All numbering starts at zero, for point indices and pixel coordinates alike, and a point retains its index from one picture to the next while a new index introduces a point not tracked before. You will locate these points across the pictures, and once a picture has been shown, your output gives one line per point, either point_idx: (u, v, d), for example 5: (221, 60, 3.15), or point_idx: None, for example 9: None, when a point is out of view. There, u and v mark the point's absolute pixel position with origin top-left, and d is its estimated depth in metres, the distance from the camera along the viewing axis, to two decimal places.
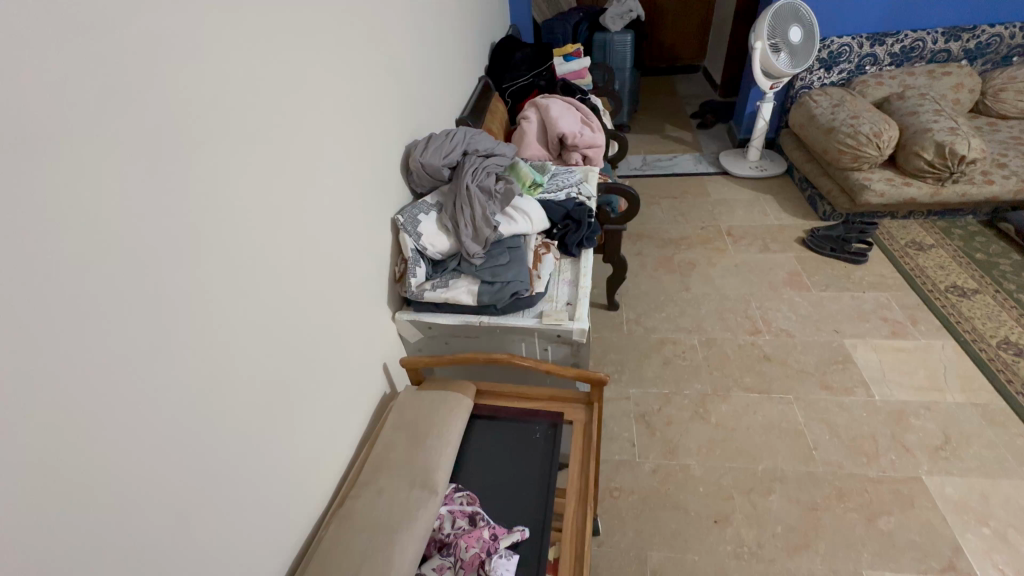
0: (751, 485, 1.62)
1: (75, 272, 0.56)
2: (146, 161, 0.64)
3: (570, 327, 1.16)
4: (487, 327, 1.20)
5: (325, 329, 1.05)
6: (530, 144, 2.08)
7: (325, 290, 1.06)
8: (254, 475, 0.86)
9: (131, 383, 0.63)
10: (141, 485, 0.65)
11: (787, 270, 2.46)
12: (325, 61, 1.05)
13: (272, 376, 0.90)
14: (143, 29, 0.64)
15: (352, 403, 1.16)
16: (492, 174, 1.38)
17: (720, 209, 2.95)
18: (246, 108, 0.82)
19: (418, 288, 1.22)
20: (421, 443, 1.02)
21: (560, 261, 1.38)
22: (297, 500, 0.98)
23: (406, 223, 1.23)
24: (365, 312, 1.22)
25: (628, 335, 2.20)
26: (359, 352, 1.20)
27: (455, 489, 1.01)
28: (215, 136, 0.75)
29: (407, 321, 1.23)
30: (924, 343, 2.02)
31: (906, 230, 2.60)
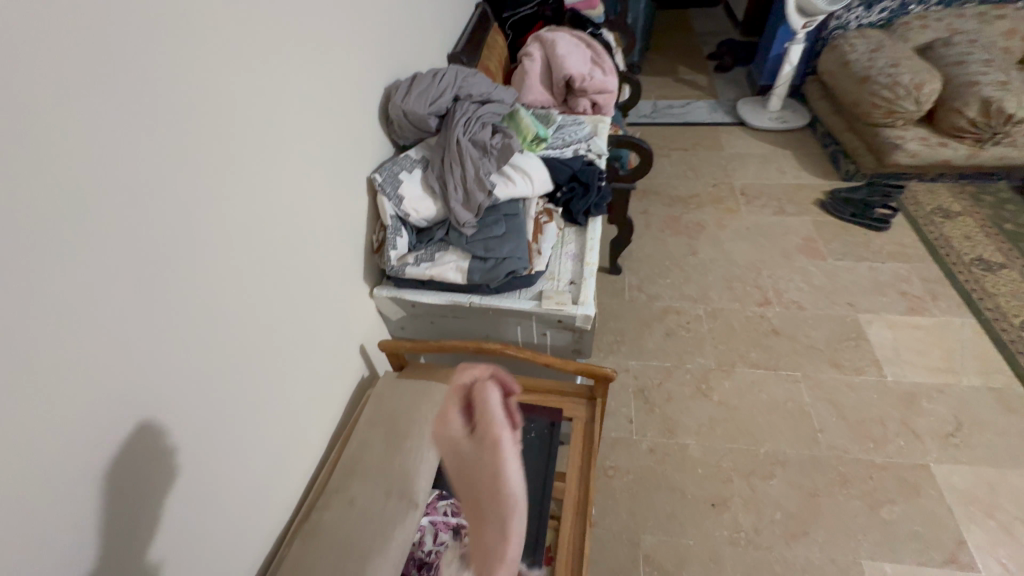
0: (751, 468, 1.55)
1: None
2: (71, 131, 0.51)
3: (574, 311, 1.01)
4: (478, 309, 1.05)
5: (292, 310, 0.90)
6: (533, 87, 1.81)
7: (293, 265, 0.89)
8: (234, 475, 0.79)
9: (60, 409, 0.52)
10: (46, 539, 0.52)
11: (803, 236, 2.30)
12: None
13: (248, 368, 0.80)
14: None
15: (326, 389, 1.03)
16: (488, 125, 1.18)
17: (734, 164, 2.73)
18: (204, 56, 0.67)
19: (399, 262, 1.04)
20: (401, 445, 0.89)
21: (564, 232, 1.21)
22: (264, 505, 0.86)
23: (385, 184, 1.03)
24: (340, 286, 1.06)
25: (629, 302, 2.07)
26: (334, 332, 1.05)
27: (439, 495, 0.89)
28: (163, 94, 0.61)
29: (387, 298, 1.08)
30: (943, 320, 1.91)
31: (933, 195, 2.41)
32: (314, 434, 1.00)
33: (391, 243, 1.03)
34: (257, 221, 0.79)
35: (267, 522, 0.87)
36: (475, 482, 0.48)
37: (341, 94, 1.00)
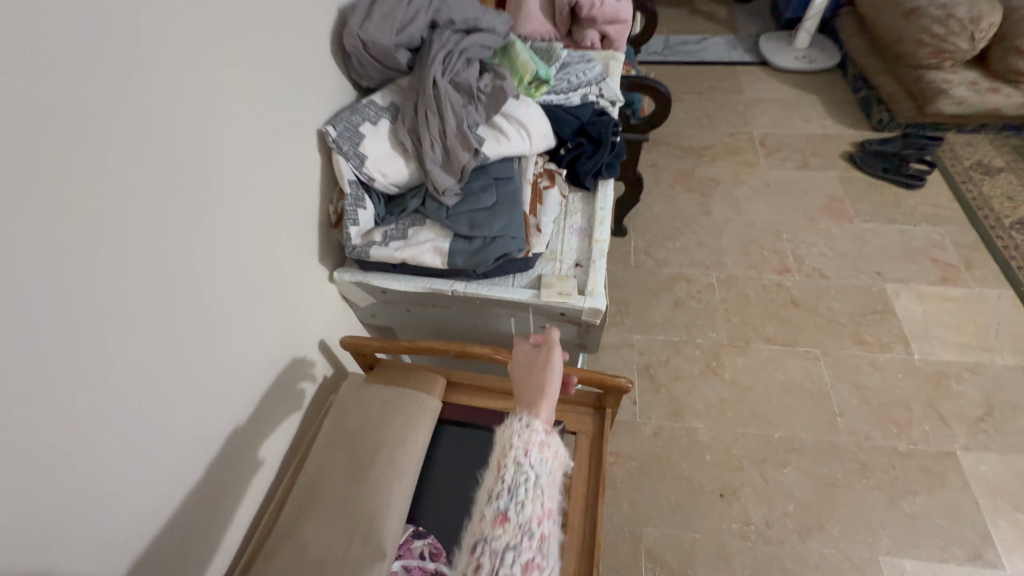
0: (764, 455, 1.44)
1: None
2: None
3: (580, 303, 0.82)
4: (462, 298, 0.86)
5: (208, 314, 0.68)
6: (530, 15, 1.48)
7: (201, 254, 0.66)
8: (222, 473, 0.73)
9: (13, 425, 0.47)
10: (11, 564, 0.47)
11: (828, 194, 2.08)
12: None
13: (229, 358, 0.73)
14: None
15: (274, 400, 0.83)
16: (474, 61, 0.93)
17: (754, 111, 2.45)
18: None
19: (362, 240, 0.84)
20: (367, 472, 0.73)
21: (568, 202, 1.00)
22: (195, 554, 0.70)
23: (341, 139, 0.80)
24: (283, 269, 0.83)
25: (634, 268, 1.87)
26: (277, 327, 0.83)
27: (414, 531, 0.73)
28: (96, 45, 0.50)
29: (351, 283, 0.88)
30: (977, 292, 1.74)
31: (973, 148, 2.17)
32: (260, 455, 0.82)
33: (351, 217, 0.82)
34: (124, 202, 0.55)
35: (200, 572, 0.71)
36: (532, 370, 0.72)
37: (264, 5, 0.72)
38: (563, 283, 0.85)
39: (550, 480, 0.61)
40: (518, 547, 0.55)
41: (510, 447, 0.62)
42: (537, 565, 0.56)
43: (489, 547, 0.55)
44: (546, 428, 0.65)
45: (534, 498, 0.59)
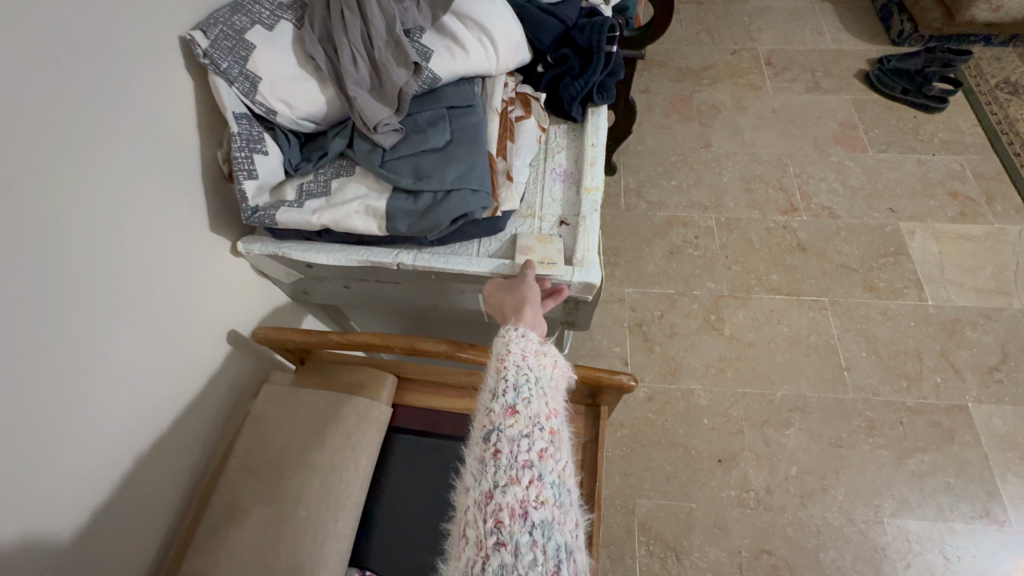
0: (766, 416, 1.32)
1: None
2: None
3: (568, 276, 0.63)
4: (412, 273, 0.65)
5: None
6: None
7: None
8: (180, 443, 0.66)
9: None
10: None
11: (840, 120, 1.85)
12: None
13: (174, 312, 0.65)
14: None
15: (120, 436, 0.57)
16: None
17: (760, 23, 2.14)
18: None
19: (267, 198, 0.61)
20: (294, 511, 0.56)
21: (548, 136, 0.78)
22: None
23: (216, 50, 0.55)
24: (79, 242, 0.51)
25: (626, 212, 1.67)
26: (99, 330, 0.54)
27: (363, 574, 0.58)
28: None
29: (263, 256, 0.67)
30: (998, 228, 1.59)
31: (1001, 64, 1.93)
32: (129, 507, 0.59)
33: (244, 167, 0.58)
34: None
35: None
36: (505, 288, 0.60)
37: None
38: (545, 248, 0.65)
39: (554, 377, 0.51)
40: (531, 437, 0.45)
41: (506, 348, 0.50)
42: (554, 454, 0.45)
43: (502, 436, 0.45)
44: (540, 328, 0.54)
45: (541, 393, 0.48)
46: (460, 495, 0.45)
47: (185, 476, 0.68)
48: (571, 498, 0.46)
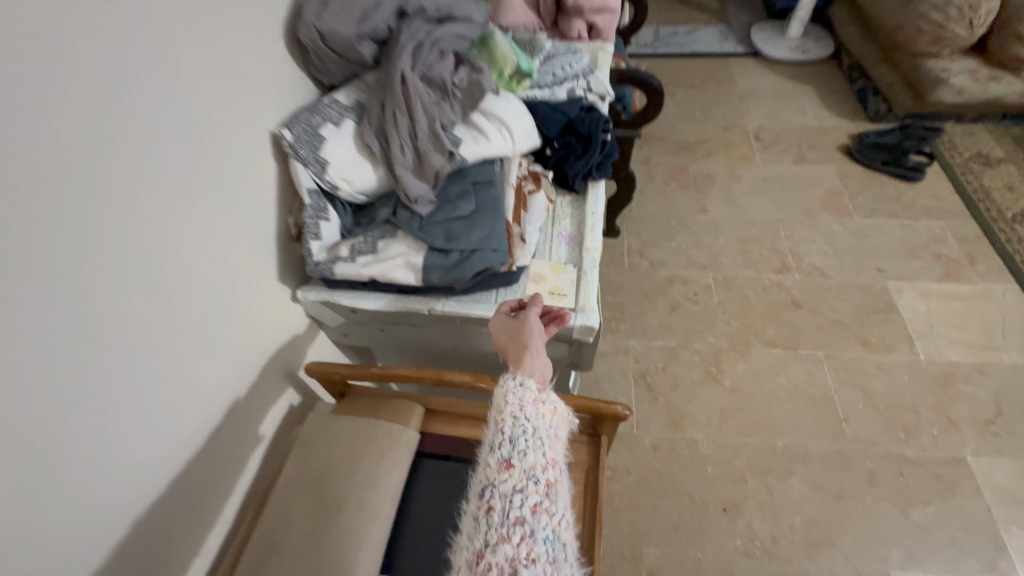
0: (769, 466, 1.37)
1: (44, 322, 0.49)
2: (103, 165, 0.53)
3: (572, 319, 0.75)
4: (440, 317, 0.77)
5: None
6: (512, 4, 1.41)
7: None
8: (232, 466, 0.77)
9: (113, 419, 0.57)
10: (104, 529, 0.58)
11: (826, 189, 2.01)
12: None
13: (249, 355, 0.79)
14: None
15: (203, 455, 0.71)
16: (447, 53, 0.84)
17: (749, 104, 2.37)
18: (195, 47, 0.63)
19: (325, 254, 0.75)
20: (332, 522, 0.65)
21: (556, 204, 0.92)
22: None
23: (297, 143, 0.71)
24: (199, 306, 0.68)
25: (629, 270, 1.80)
26: (202, 372, 0.70)
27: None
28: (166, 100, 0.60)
29: (317, 303, 0.80)
30: (983, 287, 1.68)
31: (972, 139, 2.11)
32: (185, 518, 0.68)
33: (312, 230, 0.74)
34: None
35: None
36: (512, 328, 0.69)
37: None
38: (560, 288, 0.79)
39: (550, 427, 0.60)
40: (524, 492, 0.53)
41: (505, 400, 0.60)
42: (546, 508, 0.54)
43: (496, 492, 0.54)
44: (541, 376, 0.63)
45: (536, 446, 0.57)
46: (462, 538, 0.54)
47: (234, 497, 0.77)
48: (565, 548, 0.54)
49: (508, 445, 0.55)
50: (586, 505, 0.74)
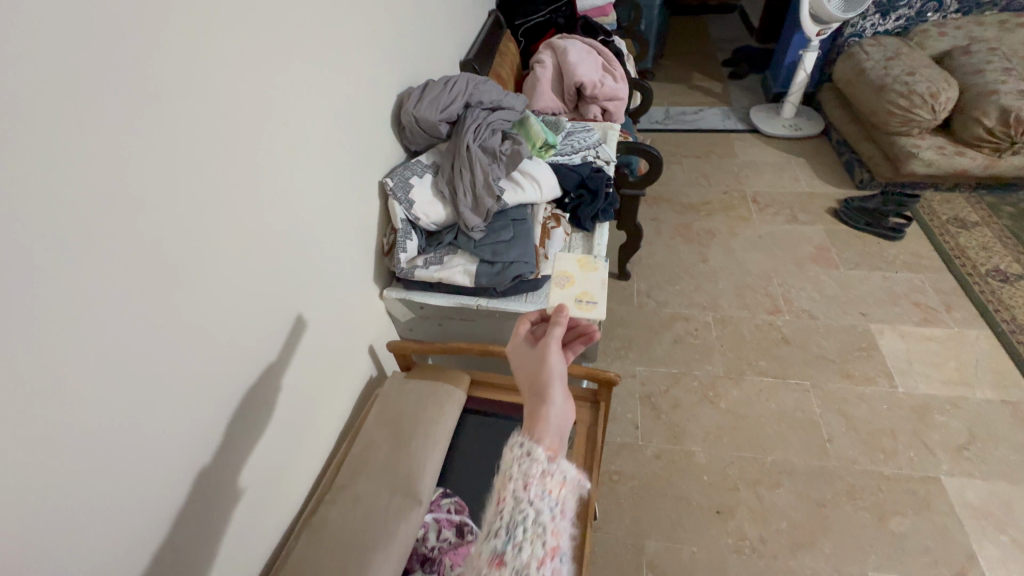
0: (758, 477, 1.55)
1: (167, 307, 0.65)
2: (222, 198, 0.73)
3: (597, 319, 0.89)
4: (484, 311, 1.07)
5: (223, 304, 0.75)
6: (543, 94, 1.82)
7: (218, 252, 0.73)
8: (328, 416, 1.03)
9: (207, 385, 0.73)
10: (205, 471, 0.75)
11: (815, 244, 2.27)
12: (370, 56, 1.10)
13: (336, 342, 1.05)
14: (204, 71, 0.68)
15: (288, 420, 0.92)
16: (497, 132, 1.20)
17: (747, 172, 2.71)
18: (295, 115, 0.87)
19: (408, 265, 1.07)
20: (406, 446, 0.90)
21: (571, 236, 1.24)
22: (237, 520, 0.82)
23: (396, 188, 1.06)
24: (281, 306, 0.88)
25: (638, 308, 2.07)
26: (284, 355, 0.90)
27: (443, 493, 0.89)
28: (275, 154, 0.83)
29: (396, 299, 1.11)
30: (957, 332, 1.88)
31: (950, 206, 2.37)
32: (292, 448, 0.92)
33: (401, 246, 1.06)
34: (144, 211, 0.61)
35: (247, 542, 0.83)
36: (530, 371, 0.71)
37: (282, 27, 0.82)
38: (583, 296, 0.94)
39: (555, 504, 0.57)
40: None
41: (510, 473, 0.59)
42: None
43: None
44: (552, 442, 0.61)
45: (534, 535, 0.54)
46: None
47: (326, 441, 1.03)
48: None
49: (503, 537, 0.53)
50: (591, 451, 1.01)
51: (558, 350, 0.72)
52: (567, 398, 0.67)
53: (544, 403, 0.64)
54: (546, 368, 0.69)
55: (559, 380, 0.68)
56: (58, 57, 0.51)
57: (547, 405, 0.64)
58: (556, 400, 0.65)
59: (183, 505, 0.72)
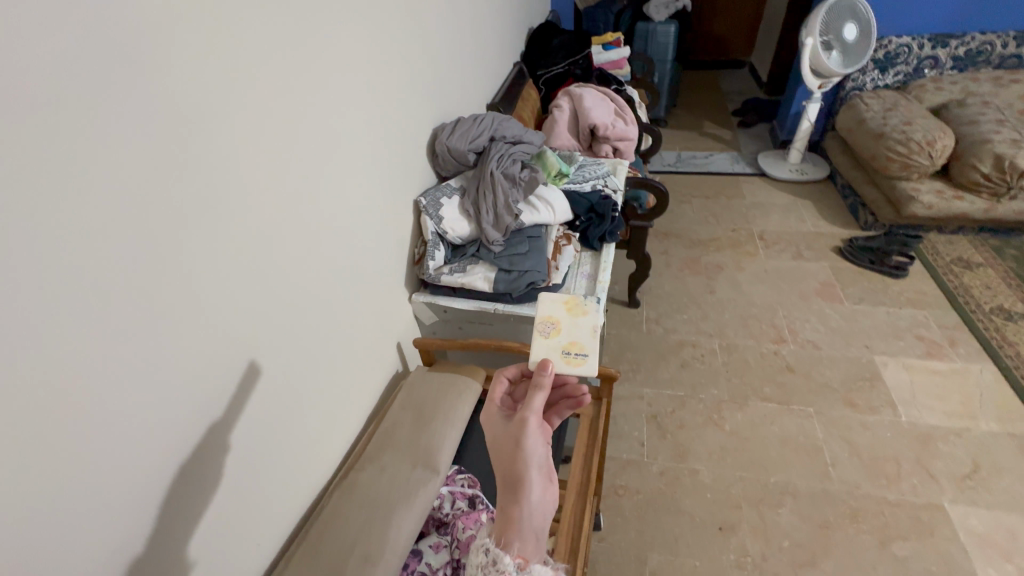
0: (761, 497, 1.58)
1: (255, 286, 0.77)
2: (301, 198, 0.86)
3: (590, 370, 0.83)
4: (501, 314, 1.23)
5: (305, 281, 0.89)
6: (560, 134, 2.03)
7: (302, 237, 0.87)
8: (364, 405, 1.15)
9: (277, 357, 0.84)
10: (271, 436, 0.84)
11: (820, 280, 2.36)
12: (417, 92, 1.28)
13: (379, 340, 1.18)
14: (293, 94, 0.82)
15: (334, 402, 1.02)
16: (517, 161, 1.40)
17: (754, 212, 2.85)
18: (357, 135, 1.02)
19: (435, 271, 1.24)
20: (427, 426, 1.02)
21: (581, 254, 1.40)
22: (296, 480, 0.92)
23: (429, 206, 1.25)
24: (337, 297, 1.00)
25: (647, 334, 2.17)
26: (337, 342, 1.01)
27: (457, 471, 1.02)
28: (341, 167, 0.97)
29: (423, 303, 1.27)
30: (961, 366, 1.92)
31: (953, 246, 2.45)
32: (331, 426, 1.02)
33: (431, 256, 1.24)
34: (261, 194, 0.76)
35: (289, 507, 0.92)
36: (506, 449, 0.72)
37: (355, 65, 0.99)
38: (571, 347, 0.86)
39: None
40: None
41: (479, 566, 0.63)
42: None
43: None
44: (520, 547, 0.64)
45: None
46: None
47: (359, 425, 1.13)
48: None
49: None
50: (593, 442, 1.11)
51: (536, 431, 0.72)
52: (544, 484, 0.69)
53: (517, 502, 0.66)
54: (521, 456, 0.69)
55: (536, 468, 0.69)
56: (198, 76, 0.64)
57: (520, 503, 0.66)
58: (529, 499, 0.66)
59: (254, 465, 0.81)
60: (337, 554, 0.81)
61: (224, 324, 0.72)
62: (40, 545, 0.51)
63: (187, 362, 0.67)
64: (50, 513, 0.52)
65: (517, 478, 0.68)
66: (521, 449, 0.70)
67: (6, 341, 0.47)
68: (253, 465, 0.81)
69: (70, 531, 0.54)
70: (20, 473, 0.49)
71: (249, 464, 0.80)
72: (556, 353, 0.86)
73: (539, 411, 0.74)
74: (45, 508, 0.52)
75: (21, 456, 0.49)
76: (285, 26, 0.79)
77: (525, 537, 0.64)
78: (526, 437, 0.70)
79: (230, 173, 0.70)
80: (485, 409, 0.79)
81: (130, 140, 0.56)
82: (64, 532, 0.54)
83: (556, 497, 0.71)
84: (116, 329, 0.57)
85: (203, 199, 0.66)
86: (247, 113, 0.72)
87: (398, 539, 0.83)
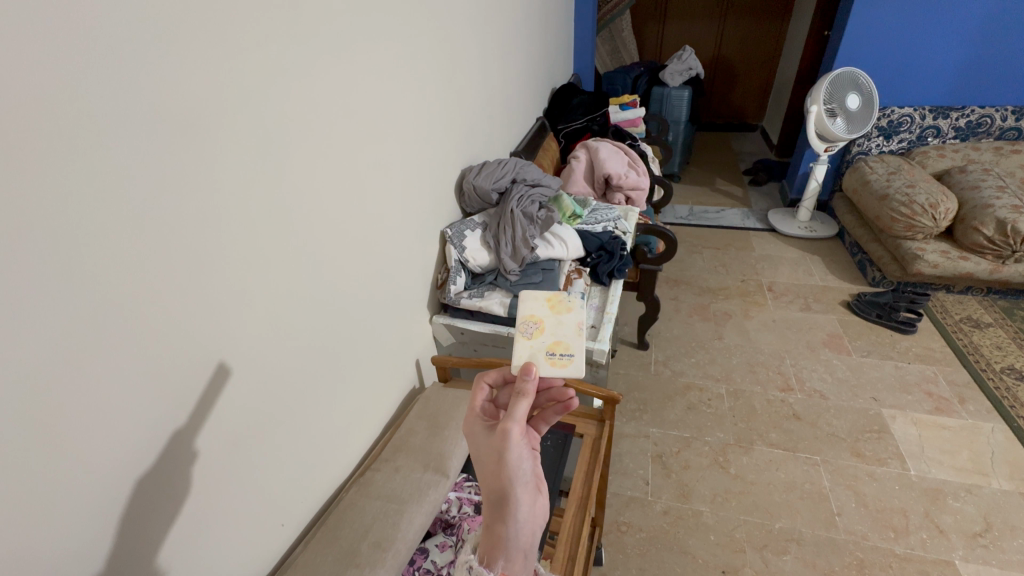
0: (764, 541, 1.58)
1: (283, 290, 0.87)
2: (332, 217, 0.98)
3: (577, 371, 0.83)
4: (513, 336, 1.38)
5: (334, 290, 1.01)
6: (576, 181, 2.20)
7: (332, 251, 0.99)
8: (376, 414, 1.22)
9: (298, 358, 0.93)
10: (286, 430, 0.92)
11: (828, 332, 2.40)
12: (442, 134, 1.43)
13: (392, 353, 1.27)
14: (334, 127, 0.96)
15: (349, 407, 1.10)
16: (535, 202, 1.60)
17: (763, 264, 2.93)
18: (386, 168, 1.15)
19: (456, 295, 1.44)
20: (441, 433, 1.10)
21: (590, 287, 1.58)
22: (311, 475, 1.01)
23: (454, 237, 1.44)
24: (358, 308, 1.10)
25: (654, 375, 2.22)
26: (353, 352, 1.10)
27: (465, 479, 1.10)
28: (370, 194, 1.10)
29: (442, 324, 1.44)
30: (971, 423, 1.91)
31: (962, 306, 2.49)
32: (343, 430, 1.10)
33: (452, 281, 1.42)
34: (308, 214, 0.91)
35: (297, 501, 0.98)
36: (489, 463, 0.68)
37: (390, 109, 1.15)
38: (556, 348, 0.87)
39: None
40: None
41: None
42: None
43: None
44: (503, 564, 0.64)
45: None
46: None
47: (371, 433, 1.21)
48: None
49: None
50: (595, 463, 1.17)
51: (521, 443, 0.67)
52: (531, 497, 0.67)
53: (504, 520, 0.65)
54: (505, 472, 0.66)
55: (522, 483, 0.66)
56: (256, 109, 0.77)
57: (506, 522, 0.65)
58: (516, 516, 0.65)
59: (269, 452, 0.88)
60: (350, 539, 0.87)
61: (255, 319, 0.82)
62: (104, 493, 0.62)
63: (230, 351, 0.77)
64: (113, 465, 0.62)
65: (502, 496, 0.66)
66: (505, 465, 0.66)
67: (82, 316, 0.56)
68: (274, 452, 0.90)
69: (127, 484, 0.64)
70: (98, 431, 0.60)
71: (263, 453, 0.87)
72: (543, 356, 0.87)
73: (523, 420, 0.69)
74: (105, 462, 0.61)
75: (97, 414, 0.60)
76: (338, 81, 0.96)
77: (510, 552, 0.64)
78: (509, 451, 0.66)
79: (284, 195, 0.85)
80: (467, 419, 0.75)
81: (195, 156, 0.67)
82: (118, 487, 0.64)
83: (546, 507, 0.69)
84: (187, 317, 0.69)
85: (261, 216, 0.80)
86: (303, 148, 0.88)
87: (407, 531, 0.89)
